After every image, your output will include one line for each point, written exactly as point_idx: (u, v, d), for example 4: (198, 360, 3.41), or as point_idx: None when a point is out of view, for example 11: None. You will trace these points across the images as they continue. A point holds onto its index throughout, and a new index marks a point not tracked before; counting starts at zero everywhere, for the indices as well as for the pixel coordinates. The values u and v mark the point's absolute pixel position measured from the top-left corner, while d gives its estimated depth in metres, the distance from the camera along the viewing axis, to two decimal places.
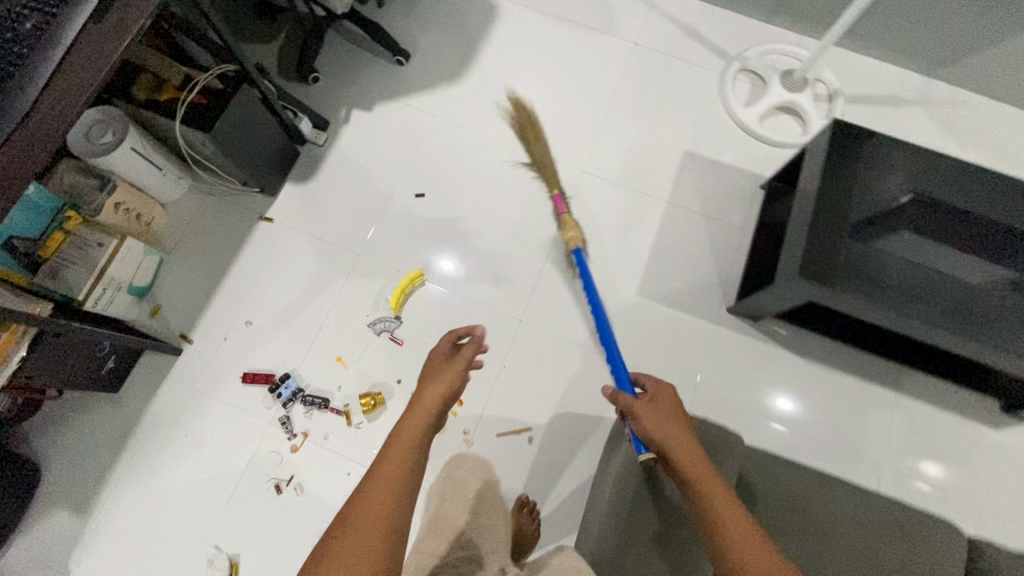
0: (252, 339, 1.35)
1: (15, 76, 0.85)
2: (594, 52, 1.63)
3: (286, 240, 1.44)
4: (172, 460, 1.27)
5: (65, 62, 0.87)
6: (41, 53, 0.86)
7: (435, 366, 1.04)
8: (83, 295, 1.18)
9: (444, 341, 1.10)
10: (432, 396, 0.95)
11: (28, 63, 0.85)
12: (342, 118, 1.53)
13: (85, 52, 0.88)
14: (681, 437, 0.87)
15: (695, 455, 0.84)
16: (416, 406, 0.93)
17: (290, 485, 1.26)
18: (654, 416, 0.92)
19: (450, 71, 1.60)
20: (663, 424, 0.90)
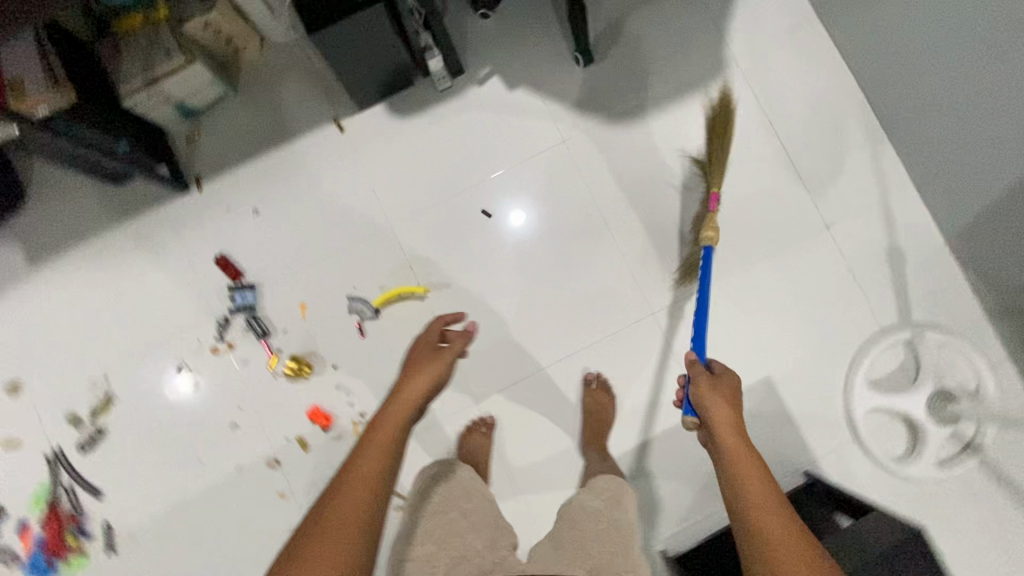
0: (249, 228, 1.28)
1: None
2: (775, 200, 1.29)
3: (341, 160, 1.30)
4: (120, 279, 1.27)
5: None
6: None
7: (423, 353, 0.84)
8: (125, 93, 1.11)
9: (431, 329, 0.89)
10: (409, 403, 0.76)
11: None
12: (480, 80, 1.31)
13: None
14: (738, 434, 0.77)
15: (748, 454, 0.74)
16: (391, 409, 0.75)
17: (190, 376, 1.26)
18: (709, 400, 0.81)
19: (619, 110, 1.31)
20: (723, 412, 0.79)
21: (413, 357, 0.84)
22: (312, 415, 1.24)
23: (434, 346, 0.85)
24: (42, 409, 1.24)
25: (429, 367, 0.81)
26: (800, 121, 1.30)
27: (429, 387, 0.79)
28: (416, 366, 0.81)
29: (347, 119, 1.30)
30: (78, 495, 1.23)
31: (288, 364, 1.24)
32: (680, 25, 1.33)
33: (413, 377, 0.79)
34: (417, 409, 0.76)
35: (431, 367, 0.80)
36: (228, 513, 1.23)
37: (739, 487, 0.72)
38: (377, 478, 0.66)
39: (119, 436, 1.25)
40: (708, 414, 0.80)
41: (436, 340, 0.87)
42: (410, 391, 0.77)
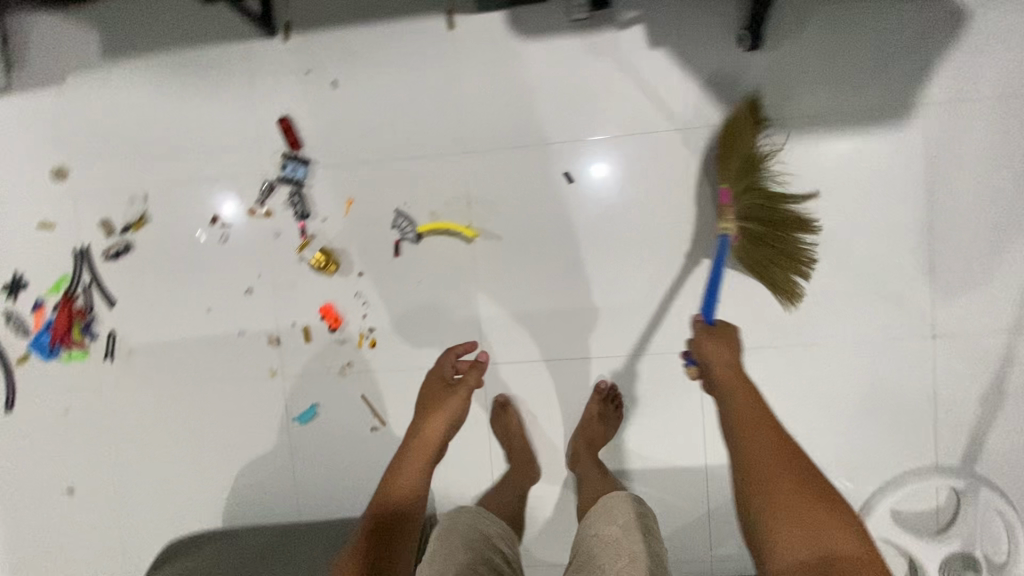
0: (322, 99, 1.18)
1: None
2: (890, 284, 1.11)
3: (439, 61, 1.15)
4: (184, 105, 1.21)
5: None
6: None
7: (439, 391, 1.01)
8: None
9: (444, 362, 1.04)
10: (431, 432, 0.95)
11: None
12: (622, 24, 1.11)
13: None
14: (735, 371, 0.80)
15: (744, 388, 0.79)
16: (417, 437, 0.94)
17: (222, 228, 1.22)
18: (709, 346, 0.83)
19: (762, 118, 1.11)
20: (722, 360, 0.82)
21: (428, 392, 1.01)
22: (324, 310, 1.21)
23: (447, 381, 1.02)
24: (83, 203, 1.25)
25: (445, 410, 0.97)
26: (963, 209, 1.09)
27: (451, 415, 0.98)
28: (435, 411, 0.96)
29: (461, 17, 1.14)
30: (93, 296, 1.27)
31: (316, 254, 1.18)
32: (878, 43, 1.08)
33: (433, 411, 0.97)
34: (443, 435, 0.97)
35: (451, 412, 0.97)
36: (219, 368, 1.25)
37: (733, 421, 0.76)
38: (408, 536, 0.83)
39: (142, 258, 1.25)
40: (707, 363, 0.82)
41: (450, 373, 1.04)
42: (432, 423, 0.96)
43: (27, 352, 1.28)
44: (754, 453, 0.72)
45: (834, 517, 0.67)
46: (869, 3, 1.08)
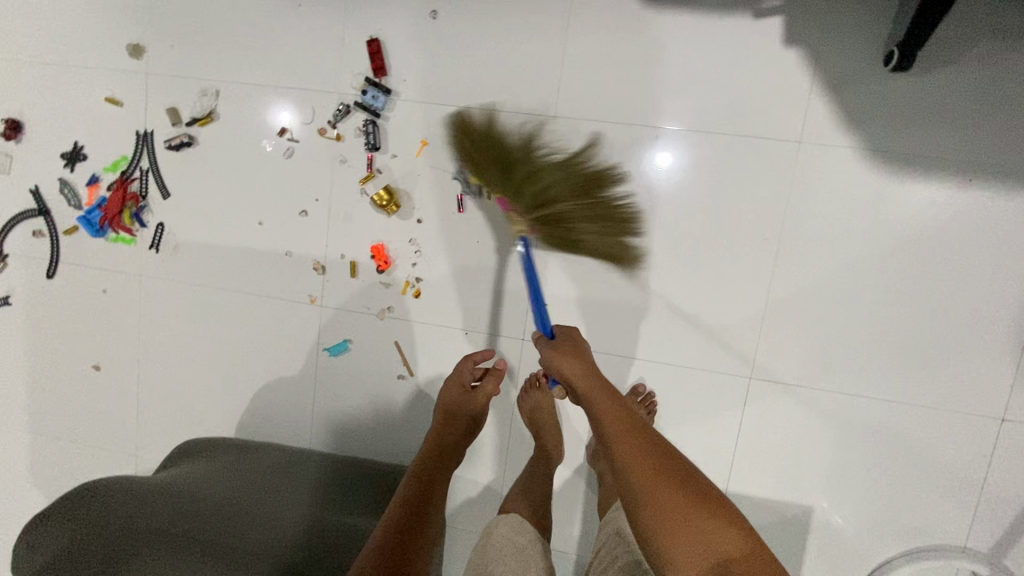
0: (418, 29, 1.10)
1: None
2: (971, 354, 1.03)
3: (550, 13, 1.06)
4: (273, 4, 1.15)
5: None
6: None
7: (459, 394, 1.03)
8: None
9: (462, 369, 1.05)
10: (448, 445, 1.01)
11: None
12: (758, 12, 1.00)
13: None
14: (589, 377, 0.87)
15: (604, 394, 0.85)
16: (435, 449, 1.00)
17: (288, 142, 1.18)
18: (562, 359, 0.89)
19: (883, 149, 1.01)
20: (570, 370, 0.88)
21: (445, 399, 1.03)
22: (375, 250, 1.17)
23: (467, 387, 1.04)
24: (153, 86, 1.21)
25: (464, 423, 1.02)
26: None
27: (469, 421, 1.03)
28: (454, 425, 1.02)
29: None
30: (148, 184, 1.24)
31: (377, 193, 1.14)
32: None
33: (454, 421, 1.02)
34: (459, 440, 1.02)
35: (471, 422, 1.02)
36: (261, 283, 1.23)
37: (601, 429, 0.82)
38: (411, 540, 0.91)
39: (203, 156, 1.22)
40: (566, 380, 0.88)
41: (468, 379, 1.05)
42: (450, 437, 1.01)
43: (76, 225, 1.28)
44: (622, 454, 0.78)
45: (714, 516, 0.71)
46: None
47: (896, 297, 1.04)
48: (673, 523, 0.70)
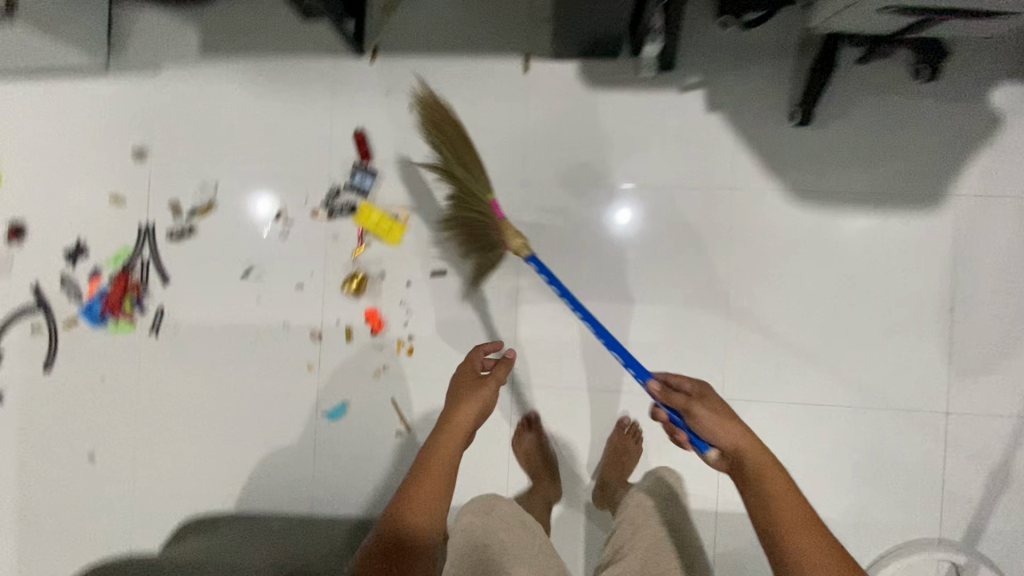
0: (398, 118, 1.27)
1: None
2: (910, 358, 1.17)
3: (510, 99, 1.25)
4: (267, 106, 1.30)
5: None
6: None
7: (469, 386, 0.94)
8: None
9: (473, 357, 0.99)
10: (447, 453, 0.85)
11: None
12: (683, 87, 1.20)
13: None
14: (752, 446, 0.76)
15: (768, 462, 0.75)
16: (434, 449, 0.86)
17: (283, 223, 1.29)
18: (712, 421, 0.80)
19: (801, 189, 1.20)
20: (730, 433, 0.78)
21: (455, 390, 0.94)
22: (368, 314, 1.26)
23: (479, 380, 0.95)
24: (155, 184, 1.33)
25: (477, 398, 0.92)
26: (984, 296, 1.15)
27: (472, 421, 0.89)
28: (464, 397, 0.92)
29: (536, 61, 1.24)
30: (149, 272, 1.32)
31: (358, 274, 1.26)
32: (917, 134, 1.17)
33: (457, 411, 0.89)
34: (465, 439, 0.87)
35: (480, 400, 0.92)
36: (259, 356, 1.29)
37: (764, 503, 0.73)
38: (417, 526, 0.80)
39: (202, 242, 1.32)
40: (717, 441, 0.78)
41: (479, 367, 0.98)
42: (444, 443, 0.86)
43: (76, 316, 1.33)
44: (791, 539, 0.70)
45: None
46: (913, 98, 1.17)
47: (837, 314, 1.18)
48: (793, 532, 0.70)
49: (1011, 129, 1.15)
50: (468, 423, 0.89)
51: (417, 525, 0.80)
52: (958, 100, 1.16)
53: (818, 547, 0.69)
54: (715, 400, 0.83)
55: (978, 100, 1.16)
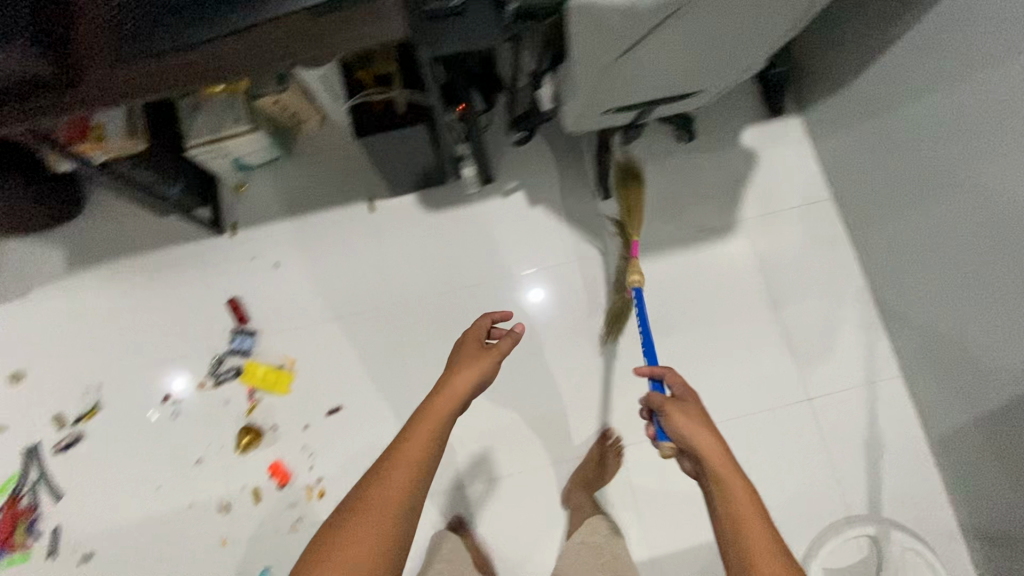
0: (266, 280, 1.38)
1: (176, 23, 0.83)
2: (764, 362, 1.32)
3: (365, 237, 1.42)
4: (141, 299, 1.38)
5: (221, 39, 0.83)
6: (204, 23, 0.82)
7: (469, 355, 0.92)
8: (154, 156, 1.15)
9: (478, 328, 0.99)
10: (439, 413, 0.83)
11: (195, 14, 0.83)
12: (506, 192, 1.43)
13: (248, 44, 0.82)
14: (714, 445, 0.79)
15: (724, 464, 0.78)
16: (430, 409, 0.83)
17: (174, 404, 1.32)
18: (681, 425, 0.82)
19: (626, 247, 1.39)
20: (697, 433, 0.80)
21: (456, 359, 0.93)
22: (272, 468, 1.28)
23: (481, 349, 0.93)
24: (36, 402, 1.33)
25: (476, 364, 0.90)
26: (799, 293, 1.35)
27: (468, 387, 0.87)
28: (462, 365, 0.90)
29: (379, 201, 1.43)
30: (39, 494, 1.28)
31: (248, 432, 1.29)
32: (700, 178, 1.41)
33: (453, 376, 0.88)
34: (459, 400, 0.85)
35: (482, 366, 0.89)
36: (169, 547, 1.25)
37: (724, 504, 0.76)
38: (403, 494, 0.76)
39: (94, 446, 1.31)
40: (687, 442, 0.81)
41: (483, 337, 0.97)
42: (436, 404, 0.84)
43: None
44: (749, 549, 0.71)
45: None
46: (688, 153, 1.42)
47: (691, 341, 1.34)
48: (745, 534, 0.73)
49: (767, 158, 1.42)
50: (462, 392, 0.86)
51: (389, 483, 0.77)
52: (721, 146, 1.42)
53: (768, 552, 0.71)
54: (691, 403, 0.85)
55: (735, 143, 1.43)
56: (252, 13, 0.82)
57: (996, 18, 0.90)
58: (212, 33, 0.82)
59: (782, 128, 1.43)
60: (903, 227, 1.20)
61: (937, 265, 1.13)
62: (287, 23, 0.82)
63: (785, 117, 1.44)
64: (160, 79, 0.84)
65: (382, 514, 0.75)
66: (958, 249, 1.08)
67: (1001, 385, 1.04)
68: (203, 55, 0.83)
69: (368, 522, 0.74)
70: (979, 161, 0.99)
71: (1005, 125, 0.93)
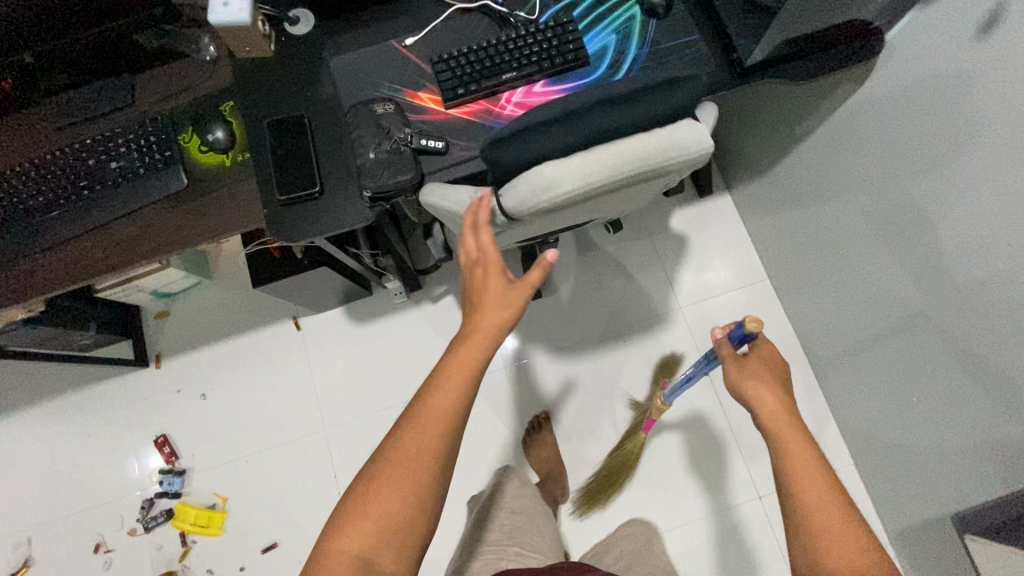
0: (195, 411, 1.34)
1: (24, 227, 0.79)
2: (710, 457, 1.27)
3: (295, 356, 1.37)
4: (70, 440, 1.34)
5: (75, 241, 0.79)
6: (55, 226, 0.78)
7: (494, 281, 0.65)
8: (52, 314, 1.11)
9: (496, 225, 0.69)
10: (466, 360, 0.60)
11: (43, 218, 0.79)
12: (437, 298, 1.38)
13: (104, 243, 0.79)
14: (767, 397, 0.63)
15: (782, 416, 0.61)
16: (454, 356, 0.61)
17: (104, 554, 1.27)
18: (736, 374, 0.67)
19: (563, 346, 1.35)
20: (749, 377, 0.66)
21: (481, 285, 0.66)
22: None
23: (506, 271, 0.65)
24: None
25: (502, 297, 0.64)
26: None
27: (500, 324, 0.63)
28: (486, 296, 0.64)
29: (305, 318, 1.38)
30: None
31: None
32: (631, 267, 1.39)
33: (480, 307, 0.63)
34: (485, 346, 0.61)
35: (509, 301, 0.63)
36: None
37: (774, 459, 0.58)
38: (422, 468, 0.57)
39: None
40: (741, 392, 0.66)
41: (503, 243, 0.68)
42: (466, 344, 0.61)
43: None
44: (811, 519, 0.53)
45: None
46: (617, 243, 1.40)
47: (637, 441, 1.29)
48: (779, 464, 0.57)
49: (700, 240, 1.40)
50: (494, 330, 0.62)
51: (419, 438, 0.57)
52: (651, 233, 1.41)
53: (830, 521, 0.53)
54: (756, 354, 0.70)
55: (667, 227, 1.41)
56: (109, 214, 0.79)
57: (882, 138, 0.88)
58: (69, 239, 0.78)
59: (712, 208, 1.41)
60: (836, 318, 1.16)
61: (869, 361, 1.10)
62: (153, 219, 0.79)
63: (715, 195, 1.41)
64: (9, 289, 0.78)
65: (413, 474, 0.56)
66: (884, 350, 1.04)
67: (940, 495, 1.00)
68: (56, 259, 0.79)
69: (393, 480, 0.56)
70: (888, 271, 0.96)
71: (906, 239, 0.89)
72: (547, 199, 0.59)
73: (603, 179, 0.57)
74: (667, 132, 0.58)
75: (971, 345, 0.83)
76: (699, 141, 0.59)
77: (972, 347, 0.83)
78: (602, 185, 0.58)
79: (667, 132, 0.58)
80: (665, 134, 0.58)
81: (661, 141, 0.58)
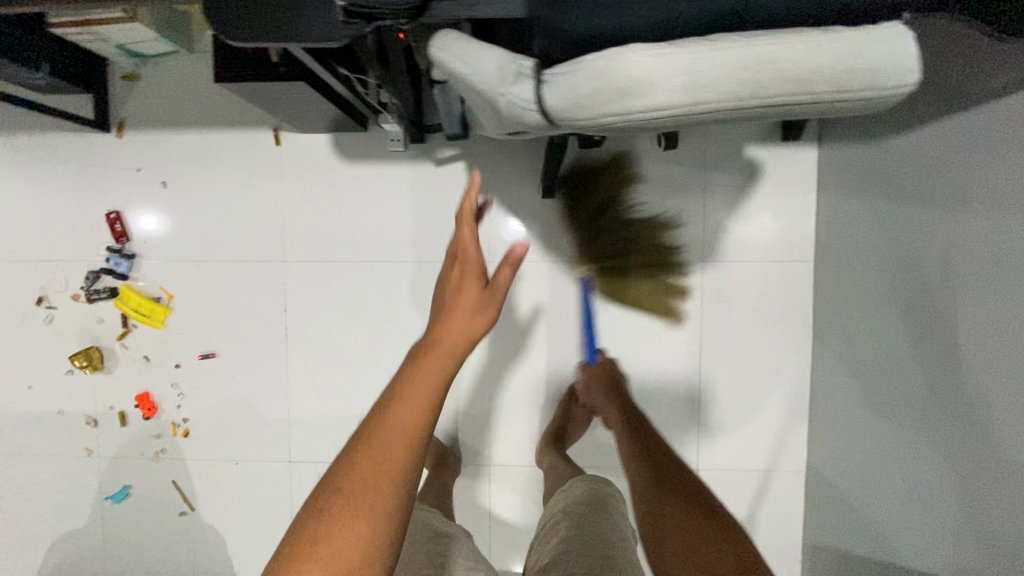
0: (151, 197, 1.22)
1: None
2: (665, 419, 1.20)
3: (269, 174, 1.21)
4: (19, 185, 1.24)
5: None
6: None
7: (468, 290, 0.59)
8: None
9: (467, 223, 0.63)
10: (434, 369, 0.52)
11: None
12: (439, 160, 1.19)
13: None
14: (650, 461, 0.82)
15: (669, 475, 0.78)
16: (409, 373, 0.52)
17: (47, 309, 1.25)
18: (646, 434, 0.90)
19: (557, 258, 1.20)
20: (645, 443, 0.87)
21: (452, 290, 0.59)
22: (140, 398, 1.25)
23: (483, 276, 0.60)
24: None
25: (469, 303, 0.58)
26: (733, 356, 1.19)
27: (466, 335, 0.56)
28: (454, 306, 0.58)
29: (287, 133, 1.20)
30: None
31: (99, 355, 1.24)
32: (666, 196, 1.18)
33: (448, 314, 0.57)
34: (446, 363, 0.53)
35: (479, 307, 0.58)
36: (37, 445, 1.28)
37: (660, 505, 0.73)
38: (376, 516, 0.46)
39: None
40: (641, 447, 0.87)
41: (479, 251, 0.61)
42: (427, 359, 0.53)
43: None
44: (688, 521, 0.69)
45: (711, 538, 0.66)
46: (662, 163, 1.17)
47: None
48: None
49: (757, 192, 1.16)
50: (459, 340, 0.55)
51: (372, 467, 0.47)
52: (704, 165, 1.17)
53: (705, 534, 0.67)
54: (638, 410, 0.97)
55: (726, 166, 1.17)
56: None
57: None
58: None
59: (790, 159, 1.15)
60: (862, 335, 1.01)
61: (880, 393, 0.96)
62: None
63: (798, 144, 1.15)
64: None
65: (370, 518, 0.46)
66: (902, 392, 0.90)
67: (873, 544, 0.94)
68: None
69: (337, 535, 0.45)
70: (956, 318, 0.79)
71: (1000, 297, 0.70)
72: (625, 110, 0.41)
73: (722, 92, 0.40)
74: (849, 41, 0.40)
75: (999, 442, 0.70)
76: (897, 64, 0.40)
77: (1003, 444, 0.70)
78: (711, 107, 0.41)
79: (849, 38, 0.40)
80: (845, 41, 0.40)
81: (834, 52, 0.40)
